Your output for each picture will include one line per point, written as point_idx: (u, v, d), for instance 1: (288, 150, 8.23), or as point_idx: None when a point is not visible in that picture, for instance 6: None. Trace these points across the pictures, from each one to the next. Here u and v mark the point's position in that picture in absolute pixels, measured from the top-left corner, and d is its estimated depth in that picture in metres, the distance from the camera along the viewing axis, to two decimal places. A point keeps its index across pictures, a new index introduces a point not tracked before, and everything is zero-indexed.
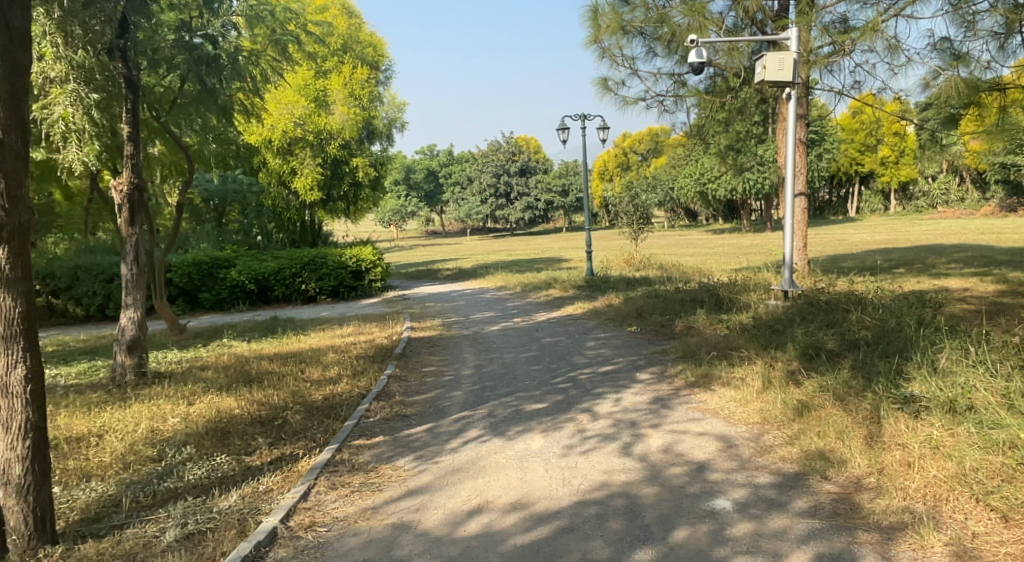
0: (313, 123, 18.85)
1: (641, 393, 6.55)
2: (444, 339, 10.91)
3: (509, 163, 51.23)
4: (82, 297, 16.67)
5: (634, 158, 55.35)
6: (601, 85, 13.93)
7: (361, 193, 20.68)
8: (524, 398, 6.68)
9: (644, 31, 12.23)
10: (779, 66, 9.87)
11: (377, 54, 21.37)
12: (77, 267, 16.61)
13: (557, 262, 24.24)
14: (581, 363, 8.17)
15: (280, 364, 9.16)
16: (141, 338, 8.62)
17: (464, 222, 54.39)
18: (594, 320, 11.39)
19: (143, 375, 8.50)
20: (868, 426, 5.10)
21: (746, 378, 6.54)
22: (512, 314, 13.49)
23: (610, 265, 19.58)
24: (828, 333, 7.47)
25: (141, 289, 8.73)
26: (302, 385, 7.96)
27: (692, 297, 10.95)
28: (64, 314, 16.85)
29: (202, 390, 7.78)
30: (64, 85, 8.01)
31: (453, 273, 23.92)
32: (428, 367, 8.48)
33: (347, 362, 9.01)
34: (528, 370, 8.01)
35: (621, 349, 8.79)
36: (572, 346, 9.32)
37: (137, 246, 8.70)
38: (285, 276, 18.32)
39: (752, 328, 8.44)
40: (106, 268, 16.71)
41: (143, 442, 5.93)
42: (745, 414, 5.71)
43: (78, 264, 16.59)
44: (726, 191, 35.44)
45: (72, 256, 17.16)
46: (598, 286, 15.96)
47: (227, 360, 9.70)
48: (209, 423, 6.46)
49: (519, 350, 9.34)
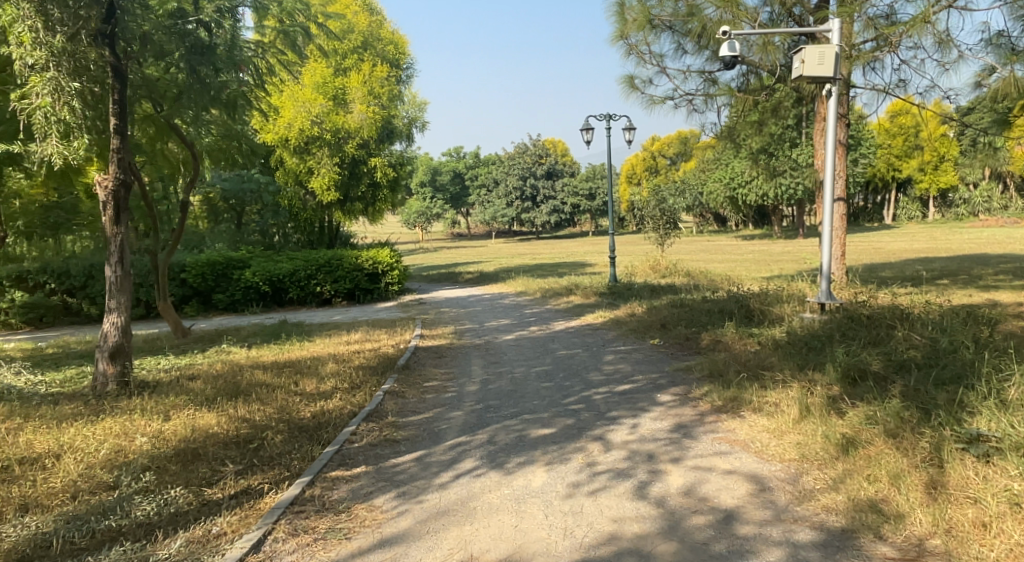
0: (331, 122, 18.35)
1: (661, 419, 5.82)
2: (453, 349, 10.25)
3: (535, 166, 50.47)
4: (97, 297, 16.37)
5: (662, 162, 54.39)
6: (627, 84, 13.23)
7: (379, 194, 20.04)
8: (530, 421, 5.99)
9: (673, 27, 11.51)
10: (819, 61, 9.08)
11: (402, 53, 20.65)
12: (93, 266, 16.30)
13: (581, 268, 23.48)
14: (597, 381, 7.45)
15: (275, 375, 8.55)
16: (125, 345, 8.14)
17: (489, 225, 53.73)
18: (614, 331, 10.65)
19: (125, 386, 7.99)
20: (928, 470, 4.37)
21: (780, 403, 5.78)
22: (528, 323, 12.79)
23: (635, 272, 18.79)
24: (872, 352, 6.68)
25: (127, 293, 8.20)
26: (291, 400, 7.34)
27: (721, 308, 10.16)
28: (77, 313, 16.48)
29: (184, 404, 7.21)
30: (43, 73, 7.52)
31: (473, 277, 23.22)
32: (430, 382, 7.80)
33: (346, 375, 8.37)
34: (537, 388, 7.30)
35: (641, 365, 8.06)
36: (589, 360, 8.60)
37: (122, 246, 8.17)
38: (300, 278, 17.82)
39: (786, 345, 7.67)
40: None
41: (101, 467, 5.35)
42: (779, 447, 4.97)
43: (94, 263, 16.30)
44: (756, 197, 34.41)
45: (88, 255, 16.85)
46: (621, 294, 15.19)
47: (220, 369, 9.13)
48: (180, 445, 5.89)
49: (530, 363, 8.64)
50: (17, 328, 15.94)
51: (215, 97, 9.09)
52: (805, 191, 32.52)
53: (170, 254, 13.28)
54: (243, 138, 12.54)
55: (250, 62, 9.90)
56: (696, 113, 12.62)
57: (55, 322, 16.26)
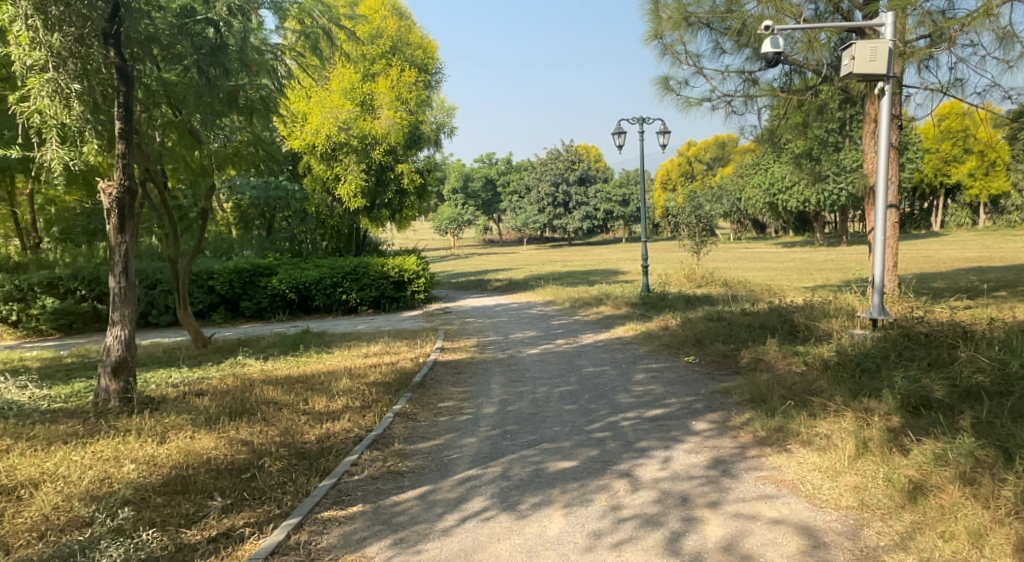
0: (358, 127, 17.96)
1: (697, 452, 5.26)
2: (474, 363, 9.74)
3: (568, 172, 50.14)
4: None
5: (698, 166, 53.43)
6: (662, 85, 12.62)
7: (406, 200, 19.62)
8: (549, 451, 5.45)
9: (711, 24, 10.88)
10: (871, 57, 8.39)
11: (434, 58, 20.04)
12: None
13: (614, 276, 22.85)
14: (625, 403, 6.88)
15: (285, 392, 8.09)
16: (129, 359, 7.70)
17: (521, 232, 53.29)
18: (646, 346, 10.05)
19: (128, 403, 7.55)
20: (1015, 526, 3.87)
21: (832, 436, 5.20)
22: (555, 335, 12.23)
23: (669, 281, 18.11)
24: (934, 375, 6.04)
25: (132, 304, 7.70)
26: (296, 421, 6.85)
27: (761, 323, 9.54)
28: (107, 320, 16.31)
29: (185, 425, 6.73)
30: (42, 73, 7.29)
31: (502, 285, 22.68)
32: (445, 402, 7.29)
33: (359, 393, 7.89)
34: (560, 410, 6.75)
35: (674, 386, 7.46)
36: (617, 379, 8.02)
37: (127, 256, 7.66)
38: (327, 286, 17.39)
39: (835, 367, 7.03)
40: (151, 274, 16.37)
41: (79, 498, 4.92)
42: (834, 491, 4.44)
43: None
44: (796, 203, 33.43)
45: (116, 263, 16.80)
46: (654, 305, 14.54)
47: (229, 384, 8.65)
48: (169, 473, 5.41)
49: (555, 383, 8.08)
50: (47, 334, 15.84)
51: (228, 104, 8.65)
52: (847, 197, 31.47)
53: (190, 262, 12.94)
54: (263, 144, 12.13)
55: (268, 65, 9.41)
56: (735, 114, 11.94)
57: (85, 328, 16.13)
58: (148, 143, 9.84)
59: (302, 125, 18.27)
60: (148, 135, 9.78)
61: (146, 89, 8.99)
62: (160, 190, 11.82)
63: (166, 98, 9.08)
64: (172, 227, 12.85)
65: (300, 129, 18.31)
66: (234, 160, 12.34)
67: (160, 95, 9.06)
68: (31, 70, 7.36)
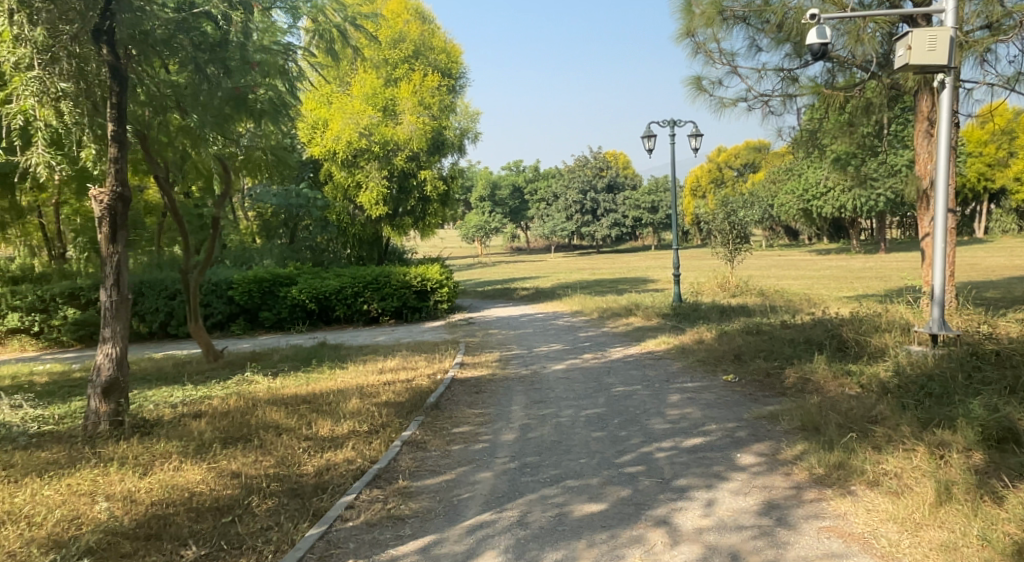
0: (380, 133, 17.41)
1: (745, 492, 4.63)
2: (496, 381, 9.10)
3: (596, 179, 49.46)
4: (146, 314, 16.00)
5: (728, 173, 52.39)
6: (694, 85, 11.90)
7: (430, 208, 18.92)
8: (574, 489, 4.78)
9: (747, 20, 10.14)
10: (930, 46, 7.62)
11: (458, 62, 19.45)
12: (142, 282, 16.06)
13: (643, 285, 22.05)
14: (660, 429, 6.22)
15: (290, 414, 7.50)
16: (121, 379, 7.13)
17: (549, 239, 52.60)
18: (680, 362, 9.34)
19: (119, 426, 7.00)
20: None
21: (903, 476, 4.57)
22: (582, 348, 11.55)
23: (701, 290, 17.32)
24: (1016, 401, 5.32)
25: (124, 320, 7.16)
26: (294, 449, 6.27)
27: (807, 337, 8.78)
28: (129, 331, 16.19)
29: (173, 454, 6.17)
30: (26, 71, 6.99)
31: (528, 294, 22.00)
32: (461, 427, 6.67)
33: (368, 415, 7.28)
34: (587, 437, 6.08)
35: (713, 409, 6.78)
36: (649, 400, 7.32)
37: (120, 267, 7.12)
38: (347, 296, 16.86)
39: (896, 391, 6.29)
40: (170, 284, 16.04)
41: (40, 544, 4.43)
42: (917, 550, 3.88)
43: (143, 279, 16.04)
44: (833, 209, 32.38)
45: (140, 272, 16.67)
46: (687, 316, 13.76)
47: (231, 405, 8.07)
48: (146, 512, 4.85)
49: (581, 404, 7.41)
50: (68, 345, 15.54)
51: (229, 104, 8.30)
52: (886, 202, 30.41)
53: (201, 273, 12.47)
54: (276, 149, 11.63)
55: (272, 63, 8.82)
56: (773, 114, 11.19)
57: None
58: (160, 148, 9.41)
59: (322, 131, 17.86)
60: (158, 140, 9.31)
61: (150, 93, 8.48)
62: (169, 199, 11.34)
63: (175, 104, 8.60)
64: (184, 236, 12.30)
65: (320, 136, 17.92)
66: (247, 167, 11.86)
67: (169, 100, 8.57)
68: (16, 68, 7.05)
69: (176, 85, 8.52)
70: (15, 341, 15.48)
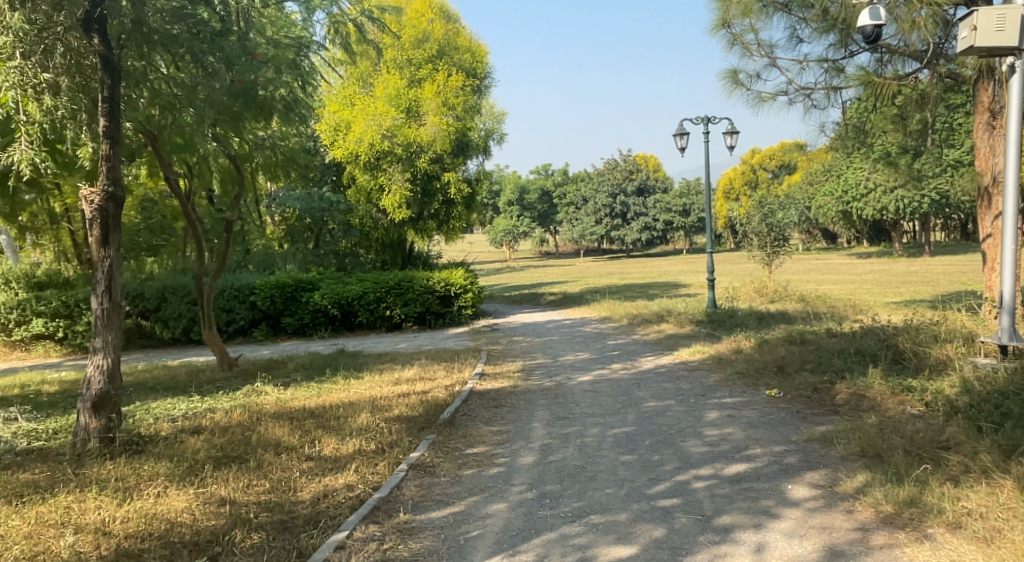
0: (402, 135, 16.93)
1: (801, 535, 4.06)
2: (518, 393, 8.54)
3: (626, 182, 48.67)
4: (169, 319, 15.61)
5: (763, 175, 51.36)
6: (730, 78, 11.20)
7: (454, 211, 18.37)
8: (599, 526, 4.24)
9: (788, 7, 9.42)
10: (998, 26, 6.86)
11: (484, 63, 18.88)
12: (165, 288, 15.69)
13: (675, 289, 21.35)
14: (698, 452, 5.63)
15: (294, 429, 6.95)
16: (113, 393, 6.60)
17: (578, 243, 51.85)
18: (716, 374, 8.71)
19: (110, 444, 6.45)
20: None
21: (991, 518, 4.00)
22: (611, 357, 10.95)
23: (737, 296, 16.59)
24: None
25: (117, 329, 6.62)
26: (292, 472, 5.72)
27: (859, 350, 8.09)
28: (152, 336, 15.93)
29: (160, 477, 5.65)
30: (8, 62, 6.68)
31: (556, 298, 21.39)
32: (479, 447, 6.12)
33: (378, 433, 6.72)
34: (615, 461, 5.50)
35: (756, 430, 6.16)
36: (684, 419, 6.73)
37: (112, 272, 6.57)
38: (369, 301, 16.35)
39: (966, 409, 5.66)
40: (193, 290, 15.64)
41: None
42: None
43: (166, 285, 15.67)
44: (873, 211, 31.33)
45: (163, 278, 16.32)
46: (722, 323, 13.06)
47: (236, 419, 7.53)
48: (116, 550, 4.37)
49: (609, 422, 6.82)
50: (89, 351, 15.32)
51: (235, 100, 7.97)
52: (930, 204, 29.83)
53: (215, 278, 11.98)
54: (288, 153, 11.10)
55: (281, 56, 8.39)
56: (816, 108, 10.44)
57: (129, 345, 15.68)
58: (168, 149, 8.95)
59: (345, 134, 17.38)
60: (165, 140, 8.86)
61: (154, 90, 8.10)
62: (181, 201, 10.88)
63: (180, 102, 8.12)
64: (198, 240, 11.82)
65: (342, 138, 17.43)
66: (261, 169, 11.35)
67: (176, 98, 8.10)
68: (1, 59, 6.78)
69: (181, 80, 8.05)
70: (39, 347, 15.28)
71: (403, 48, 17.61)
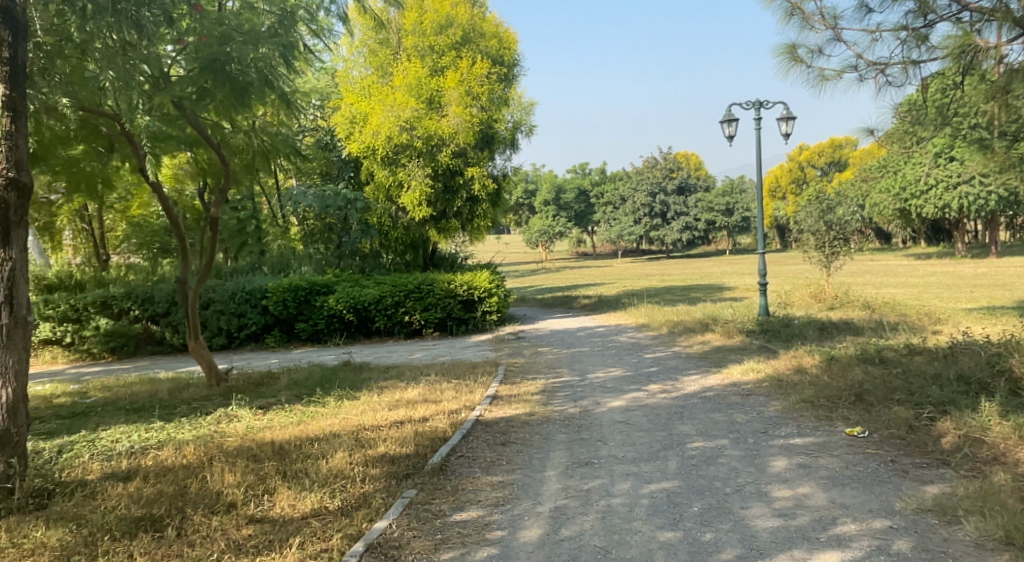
0: (423, 127, 15.49)
1: None
2: (537, 423, 7.13)
3: (666, 181, 46.89)
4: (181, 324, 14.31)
5: (811, 173, 49.09)
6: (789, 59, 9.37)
7: (478, 209, 16.78)
8: None
9: None
10: None
11: (513, 50, 17.12)
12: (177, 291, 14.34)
13: (719, 293, 19.68)
14: (766, 529, 4.33)
15: (246, 476, 5.46)
16: (14, 433, 5.18)
17: (616, 244, 50.02)
18: (778, 404, 7.23)
19: (8, 498, 5.05)
20: None
21: None
22: (648, 374, 9.44)
23: (790, 302, 14.84)
24: None
25: (19, 352, 5.20)
26: (215, 548, 4.30)
27: (970, 384, 6.66)
28: (162, 343, 14.59)
29: (44, 553, 4.28)
30: None
31: (589, 302, 19.84)
32: (481, 506, 4.80)
33: (356, 485, 5.27)
34: (651, 542, 4.19)
35: (843, 494, 4.81)
36: (744, 469, 5.34)
37: (12, 282, 5.16)
38: (387, 306, 14.96)
39: None
40: None
41: None
42: None
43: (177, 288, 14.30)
44: (933, 209, 29.27)
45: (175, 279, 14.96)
46: (776, 333, 11.45)
47: (191, 457, 6.08)
48: None
49: (644, 470, 5.42)
50: (97, 357, 14.30)
51: (205, 75, 7.32)
52: (997, 200, 27.90)
53: (202, 281, 10.46)
54: (266, 152, 9.05)
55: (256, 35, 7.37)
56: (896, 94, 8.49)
57: (137, 352, 14.42)
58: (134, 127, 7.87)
59: (361, 126, 15.99)
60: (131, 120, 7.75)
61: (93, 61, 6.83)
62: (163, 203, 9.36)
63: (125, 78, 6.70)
64: (182, 243, 10.25)
65: (358, 131, 16.08)
66: (249, 175, 9.33)
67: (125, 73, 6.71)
68: None
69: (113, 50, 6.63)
70: (45, 353, 14.33)
71: (424, 33, 16.14)
